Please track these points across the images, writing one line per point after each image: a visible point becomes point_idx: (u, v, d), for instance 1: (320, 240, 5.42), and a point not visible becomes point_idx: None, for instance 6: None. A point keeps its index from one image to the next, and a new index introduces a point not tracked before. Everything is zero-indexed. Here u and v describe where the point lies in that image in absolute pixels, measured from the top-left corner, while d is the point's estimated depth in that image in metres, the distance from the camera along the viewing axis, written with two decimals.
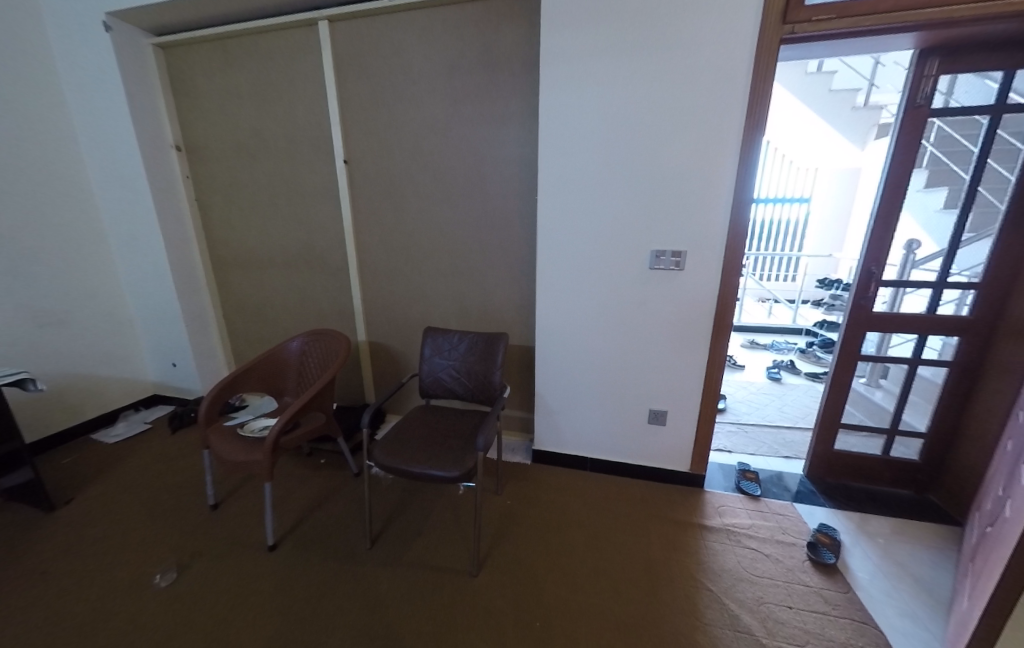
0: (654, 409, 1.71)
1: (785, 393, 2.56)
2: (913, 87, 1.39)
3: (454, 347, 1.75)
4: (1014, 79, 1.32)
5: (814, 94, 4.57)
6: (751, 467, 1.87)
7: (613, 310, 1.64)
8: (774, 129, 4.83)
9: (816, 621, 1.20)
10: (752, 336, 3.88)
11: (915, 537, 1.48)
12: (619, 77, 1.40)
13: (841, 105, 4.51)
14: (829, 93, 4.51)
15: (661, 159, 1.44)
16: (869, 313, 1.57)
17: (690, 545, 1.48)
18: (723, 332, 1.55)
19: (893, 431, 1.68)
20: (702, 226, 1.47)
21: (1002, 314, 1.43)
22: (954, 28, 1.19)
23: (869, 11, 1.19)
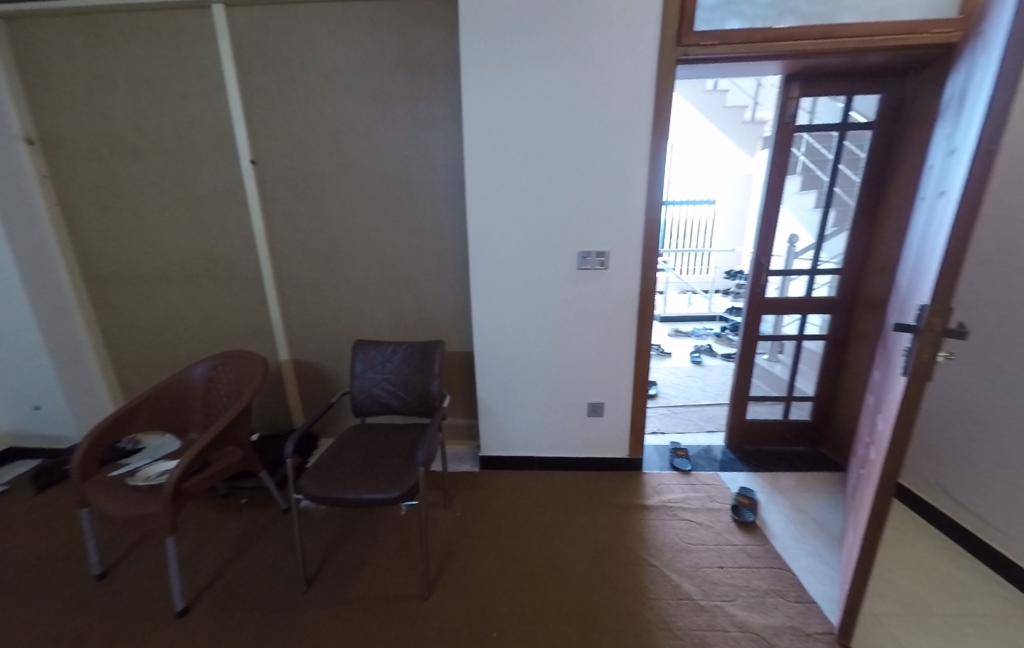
0: (593, 402, 1.79)
1: (705, 374, 2.84)
2: (782, 106, 1.63)
3: (386, 360, 1.66)
4: (854, 101, 1.60)
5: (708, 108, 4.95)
6: (682, 445, 2.04)
7: (548, 310, 1.69)
8: (682, 138, 5.35)
9: (743, 576, 1.34)
10: (676, 325, 4.25)
11: (811, 487, 1.72)
12: (539, 83, 1.44)
13: (732, 119, 4.99)
14: (723, 109, 4.93)
15: (582, 165, 1.52)
16: (764, 298, 1.81)
17: (634, 526, 1.56)
18: (647, 322, 1.67)
19: (790, 397, 1.94)
20: (621, 228, 1.58)
21: (859, 293, 1.73)
22: (808, 59, 1.42)
23: (743, 41, 1.37)
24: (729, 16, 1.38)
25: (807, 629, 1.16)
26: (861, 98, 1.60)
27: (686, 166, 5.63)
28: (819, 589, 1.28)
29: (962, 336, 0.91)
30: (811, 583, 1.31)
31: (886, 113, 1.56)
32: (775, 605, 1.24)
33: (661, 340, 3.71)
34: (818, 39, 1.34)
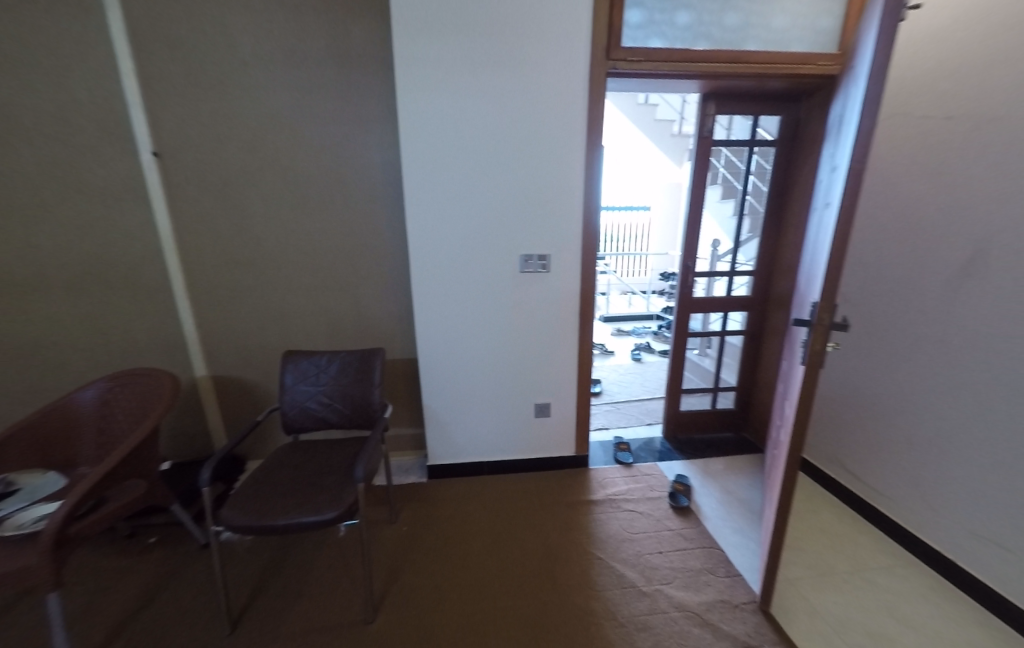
0: (540, 402, 1.82)
1: (645, 370, 3.02)
2: (701, 121, 1.77)
3: (321, 370, 1.56)
4: (761, 120, 1.78)
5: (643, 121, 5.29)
6: (625, 439, 2.14)
7: (493, 313, 1.68)
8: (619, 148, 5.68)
9: (680, 558, 1.44)
10: (619, 324, 4.48)
11: (737, 470, 1.89)
12: (476, 87, 1.44)
13: (662, 133, 5.38)
14: (653, 121, 5.26)
15: (521, 169, 1.54)
16: (692, 298, 1.95)
17: (582, 521, 1.61)
18: (588, 323, 1.73)
19: (717, 388, 2.11)
20: (562, 231, 1.62)
21: (770, 292, 1.93)
22: (721, 80, 1.56)
23: (666, 58, 1.47)
24: (652, 36, 1.48)
25: (734, 601, 1.27)
26: (766, 117, 1.78)
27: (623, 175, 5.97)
28: (744, 563, 1.41)
29: (845, 328, 1.06)
30: (737, 558, 1.43)
31: (786, 133, 1.76)
32: (708, 582, 1.34)
33: (605, 339, 3.88)
34: (728, 63, 1.48)
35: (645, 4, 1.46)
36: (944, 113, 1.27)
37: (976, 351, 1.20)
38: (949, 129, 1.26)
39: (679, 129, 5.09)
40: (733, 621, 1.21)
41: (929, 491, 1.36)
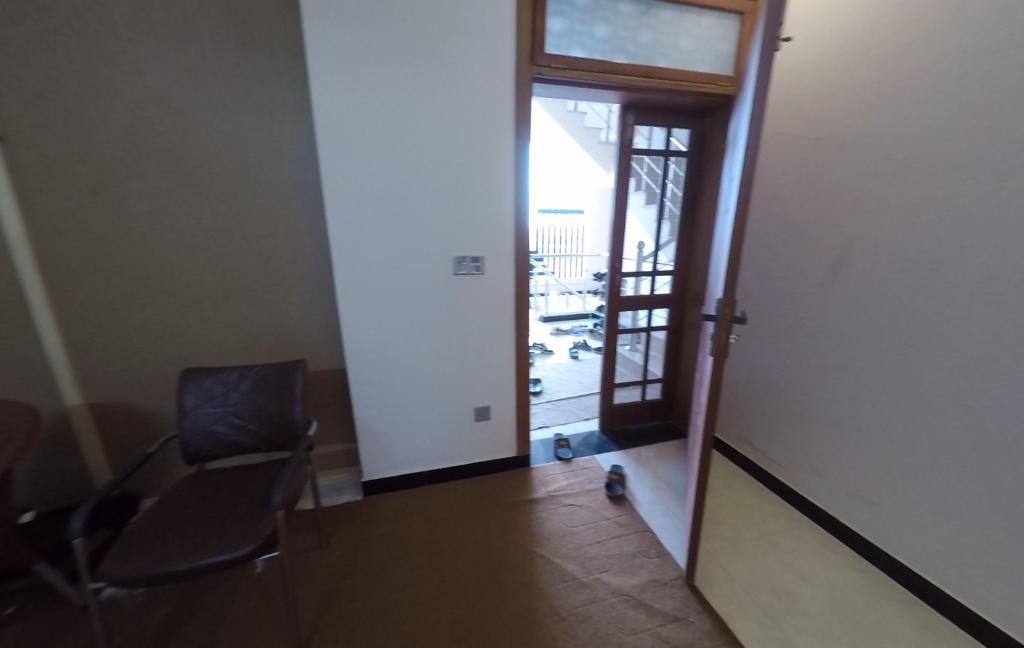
0: (479, 406, 1.80)
1: (582, 367, 3.15)
2: (623, 131, 1.85)
3: (230, 388, 1.39)
4: (673, 132, 1.92)
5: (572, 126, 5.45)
6: (564, 435, 2.20)
7: (427, 317, 1.63)
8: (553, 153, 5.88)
9: (616, 545, 1.51)
10: (558, 324, 4.62)
11: (665, 455, 2.04)
12: (400, 83, 1.38)
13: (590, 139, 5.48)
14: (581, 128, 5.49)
15: (450, 171, 1.51)
16: (621, 297, 2.06)
17: (524, 520, 1.62)
18: (523, 324, 1.76)
19: (646, 381, 2.26)
20: (494, 233, 1.62)
21: (687, 290, 2.11)
22: (637, 92, 1.66)
23: (586, 68, 1.53)
24: (573, 45, 1.53)
25: (664, 579, 1.37)
26: (678, 130, 1.92)
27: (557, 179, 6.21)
28: (672, 541, 1.52)
29: (742, 321, 1.19)
30: (666, 537, 1.54)
31: (695, 145, 1.93)
32: (641, 564, 1.43)
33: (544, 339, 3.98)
34: (643, 77, 1.58)
35: (566, 14, 1.50)
36: (814, 134, 1.49)
37: (848, 337, 1.42)
38: (819, 147, 1.47)
39: (607, 137, 5.37)
40: (663, 597, 1.30)
41: (816, 459, 1.58)
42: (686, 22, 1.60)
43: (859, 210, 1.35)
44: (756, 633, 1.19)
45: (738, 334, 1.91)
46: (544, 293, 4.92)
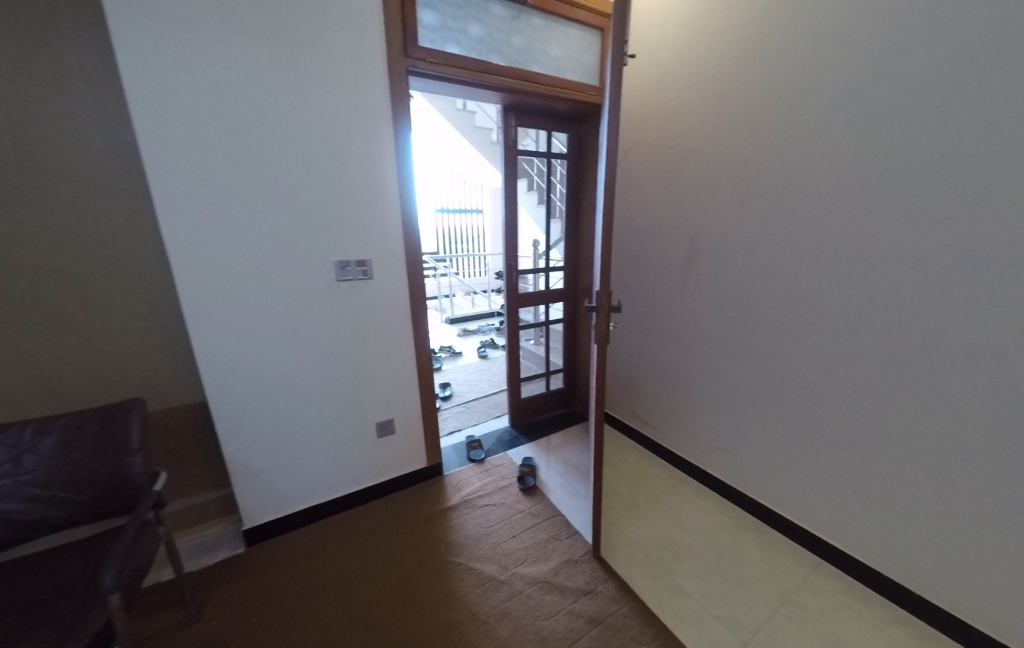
0: (381, 421, 1.68)
1: (491, 366, 3.18)
2: (505, 132, 1.88)
3: (23, 452, 1.05)
4: (553, 135, 2.02)
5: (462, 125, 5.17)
6: (476, 437, 2.19)
7: (308, 332, 1.46)
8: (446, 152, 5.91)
9: (530, 535, 1.56)
10: (465, 325, 4.59)
11: (571, 440, 2.17)
12: (245, 66, 1.19)
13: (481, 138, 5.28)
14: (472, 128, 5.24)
15: (320, 168, 1.36)
16: (518, 295, 2.11)
17: (439, 531, 1.57)
18: (422, 329, 1.69)
19: (549, 372, 2.37)
20: (380, 236, 1.52)
21: (577, 284, 2.27)
22: (516, 94, 1.69)
23: (464, 65, 1.50)
24: (448, 41, 1.48)
25: (575, 557, 1.45)
26: (557, 133, 2.02)
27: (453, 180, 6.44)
28: (580, 520, 1.63)
29: (618, 310, 1.31)
30: (575, 517, 1.64)
31: (573, 148, 2.05)
32: (554, 548, 1.49)
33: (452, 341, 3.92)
34: (519, 79, 1.62)
35: (437, 7, 1.45)
36: (663, 143, 1.70)
37: (702, 317, 1.68)
38: (668, 154, 1.69)
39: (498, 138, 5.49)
40: (575, 574, 1.38)
41: (688, 422, 1.84)
42: (554, 31, 1.69)
43: (701, 209, 1.60)
44: (651, 587, 1.33)
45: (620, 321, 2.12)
46: (448, 294, 4.85)
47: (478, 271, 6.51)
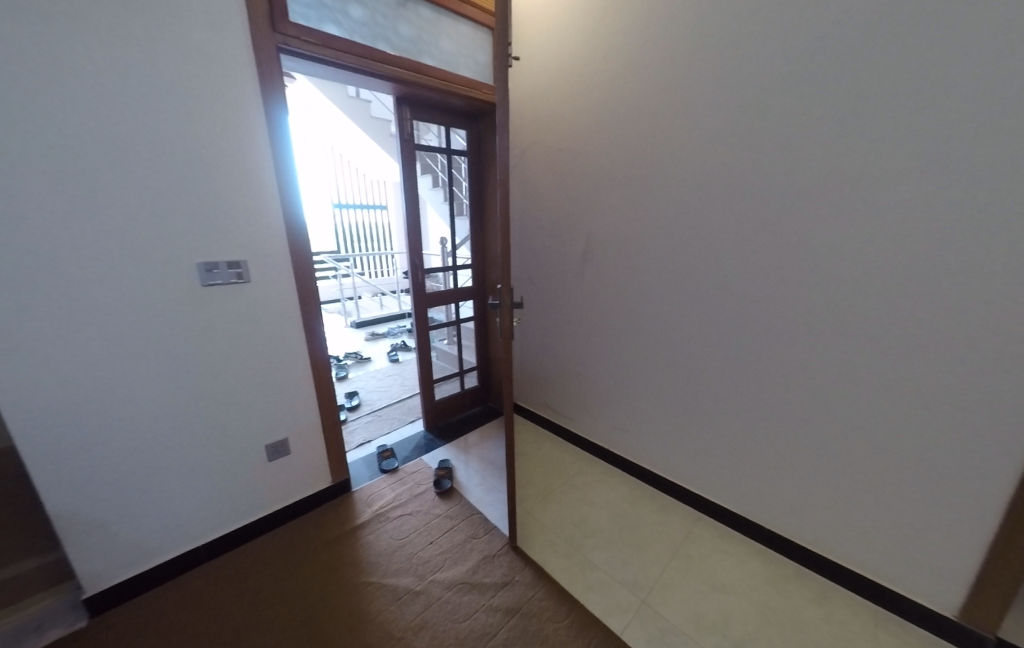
0: (272, 443, 1.50)
1: (402, 369, 3.06)
2: (400, 125, 1.79)
3: None
4: (451, 131, 1.98)
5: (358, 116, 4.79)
6: (388, 445, 2.09)
7: (167, 347, 1.23)
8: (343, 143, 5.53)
9: (448, 537, 1.53)
10: (373, 328, 4.33)
11: (488, 437, 2.20)
12: (46, 16, 0.94)
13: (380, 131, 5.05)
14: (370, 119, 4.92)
15: (168, 153, 1.15)
16: (426, 294, 2.05)
17: (349, 551, 1.46)
18: (316, 336, 1.54)
19: (463, 371, 2.36)
20: (257, 235, 1.34)
21: (486, 281, 2.29)
22: (408, 86, 1.62)
23: (346, 49, 1.38)
24: (325, 21, 1.35)
25: (493, 551, 1.47)
26: (455, 130, 1.99)
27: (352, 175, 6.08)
28: (497, 514, 1.65)
29: (521, 306, 1.33)
30: (492, 512, 1.66)
31: (472, 146, 2.04)
32: (472, 547, 1.49)
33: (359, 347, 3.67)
34: (411, 70, 1.56)
35: None
36: (556, 145, 1.79)
37: (599, 309, 1.82)
38: (562, 157, 1.78)
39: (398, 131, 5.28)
40: (493, 568, 1.40)
41: (593, 407, 1.99)
42: (443, 25, 1.66)
43: (592, 209, 1.72)
44: (564, 567, 1.40)
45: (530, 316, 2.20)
46: (354, 296, 4.52)
47: (388, 270, 6.22)
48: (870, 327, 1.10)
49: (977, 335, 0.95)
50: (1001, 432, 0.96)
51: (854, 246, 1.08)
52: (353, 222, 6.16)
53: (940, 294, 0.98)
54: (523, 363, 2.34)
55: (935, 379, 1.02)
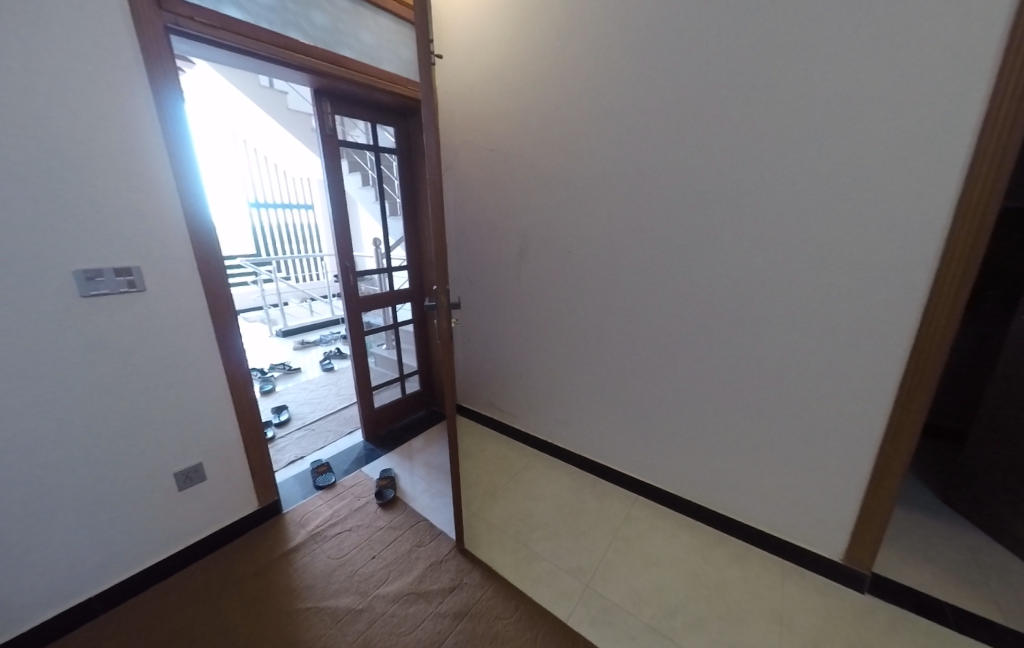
0: (183, 470, 1.35)
1: (338, 379, 2.90)
2: (320, 119, 1.68)
3: None
4: (378, 128, 1.91)
5: None
6: (324, 460, 1.97)
7: (38, 371, 1.04)
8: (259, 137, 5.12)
9: (391, 549, 1.48)
10: (303, 337, 4.05)
11: (434, 442, 2.16)
12: None
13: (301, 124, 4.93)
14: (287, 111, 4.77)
15: (24, 142, 0.96)
16: (359, 298, 1.95)
17: (281, 578, 1.35)
18: (231, 347, 1.40)
19: (403, 376, 2.29)
20: (152, 237, 1.18)
21: (424, 283, 2.24)
22: (327, 78, 1.53)
23: (251, 34, 1.27)
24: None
25: (440, 557, 1.44)
26: (381, 127, 1.93)
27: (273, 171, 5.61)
28: (442, 519, 1.63)
29: (459, 307, 1.31)
30: (437, 518, 1.64)
31: (402, 144, 1.99)
32: (418, 555, 1.45)
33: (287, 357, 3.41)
34: (328, 61, 1.47)
35: None
36: (488, 146, 1.79)
37: (534, 307, 1.87)
38: (494, 157, 1.79)
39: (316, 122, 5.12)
40: (441, 574, 1.37)
41: (535, 404, 2.03)
42: (362, 16, 1.59)
43: (525, 210, 1.76)
44: (512, 562, 1.42)
45: (470, 317, 2.19)
46: (280, 303, 4.19)
47: (319, 273, 5.86)
48: (765, 314, 1.25)
49: (843, 316, 1.12)
50: (866, 397, 1.14)
51: (748, 243, 1.23)
52: (275, 222, 5.67)
53: (814, 281, 1.15)
54: (466, 364, 2.33)
55: (815, 355, 1.19)
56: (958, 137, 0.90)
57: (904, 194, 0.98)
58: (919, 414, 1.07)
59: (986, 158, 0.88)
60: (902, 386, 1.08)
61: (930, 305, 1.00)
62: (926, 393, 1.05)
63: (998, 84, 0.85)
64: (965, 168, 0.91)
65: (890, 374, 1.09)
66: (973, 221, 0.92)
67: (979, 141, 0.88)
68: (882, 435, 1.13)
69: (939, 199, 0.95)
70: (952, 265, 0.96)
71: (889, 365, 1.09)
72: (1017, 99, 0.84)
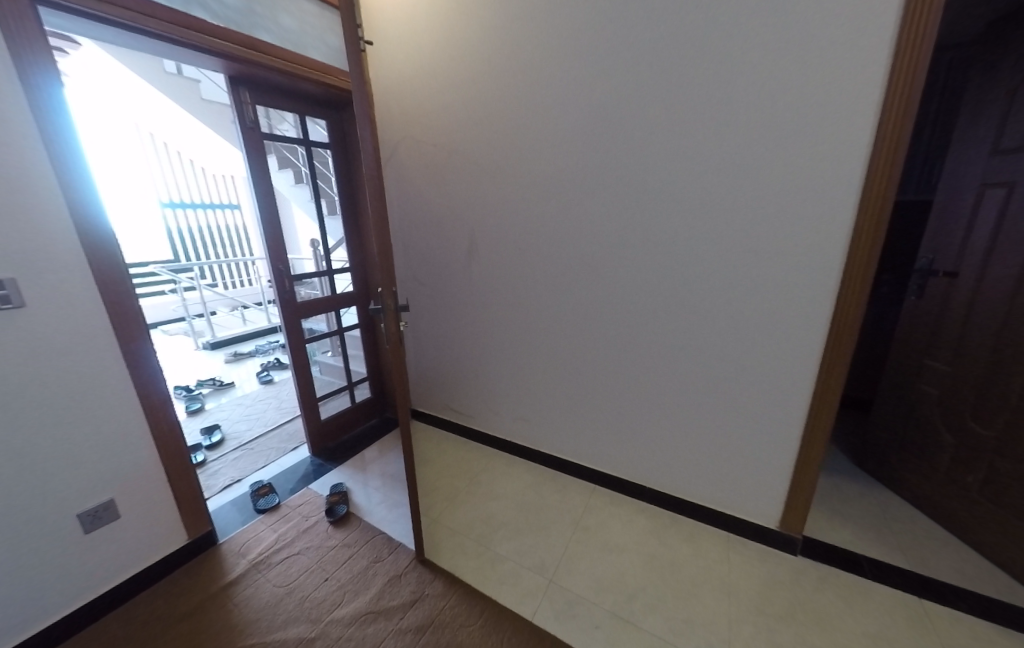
0: (91, 510, 1.18)
1: (277, 391, 2.70)
2: (238, 108, 1.53)
3: None
4: (307, 121, 1.78)
5: (185, 98, 4.12)
6: (265, 480, 1.82)
7: None
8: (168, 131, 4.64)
9: (345, 569, 1.39)
10: (235, 348, 3.74)
11: (388, 451, 2.08)
12: None
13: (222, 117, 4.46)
14: (202, 103, 4.24)
15: None
16: (296, 303, 1.81)
17: (219, 615, 1.23)
18: (141, 365, 1.24)
19: (351, 383, 2.18)
20: (29, 243, 1.01)
21: (369, 285, 2.14)
22: (243, 64, 1.39)
23: (146, 12, 1.11)
24: None
25: (399, 571, 1.38)
26: (311, 120, 1.80)
27: (189, 168, 5.14)
28: (400, 530, 1.57)
29: (406, 308, 1.23)
30: (394, 529, 1.57)
31: (336, 138, 1.87)
32: (375, 572, 1.38)
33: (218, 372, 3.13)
34: (243, 46, 1.34)
35: None
36: (431, 140, 1.72)
37: (483, 307, 1.85)
38: (436, 152, 1.73)
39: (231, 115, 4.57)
40: (400, 588, 1.32)
41: (492, 404, 2.01)
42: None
43: (471, 208, 1.72)
44: (474, 567, 1.39)
45: (421, 318, 2.11)
46: (207, 313, 3.82)
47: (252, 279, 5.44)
48: (698, 305, 1.32)
49: (768, 303, 1.21)
50: (793, 377, 1.23)
51: (681, 239, 1.29)
52: (195, 225, 5.22)
53: (740, 271, 1.23)
54: (419, 368, 2.25)
55: (746, 340, 1.27)
56: (861, 136, 0.99)
57: (816, 189, 1.06)
58: (838, 388, 1.17)
59: (883, 154, 0.97)
60: (823, 364, 1.17)
61: (842, 289, 1.10)
62: (841, 369, 1.15)
63: (890, 88, 0.93)
64: (867, 164, 1.00)
65: (812, 353, 1.19)
66: (875, 212, 1.01)
67: (878, 139, 0.97)
68: (809, 410, 1.23)
69: (846, 193, 1.04)
70: (859, 252, 1.05)
71: (809, 346, 1.19)
72: (906, 102, 0.93)
